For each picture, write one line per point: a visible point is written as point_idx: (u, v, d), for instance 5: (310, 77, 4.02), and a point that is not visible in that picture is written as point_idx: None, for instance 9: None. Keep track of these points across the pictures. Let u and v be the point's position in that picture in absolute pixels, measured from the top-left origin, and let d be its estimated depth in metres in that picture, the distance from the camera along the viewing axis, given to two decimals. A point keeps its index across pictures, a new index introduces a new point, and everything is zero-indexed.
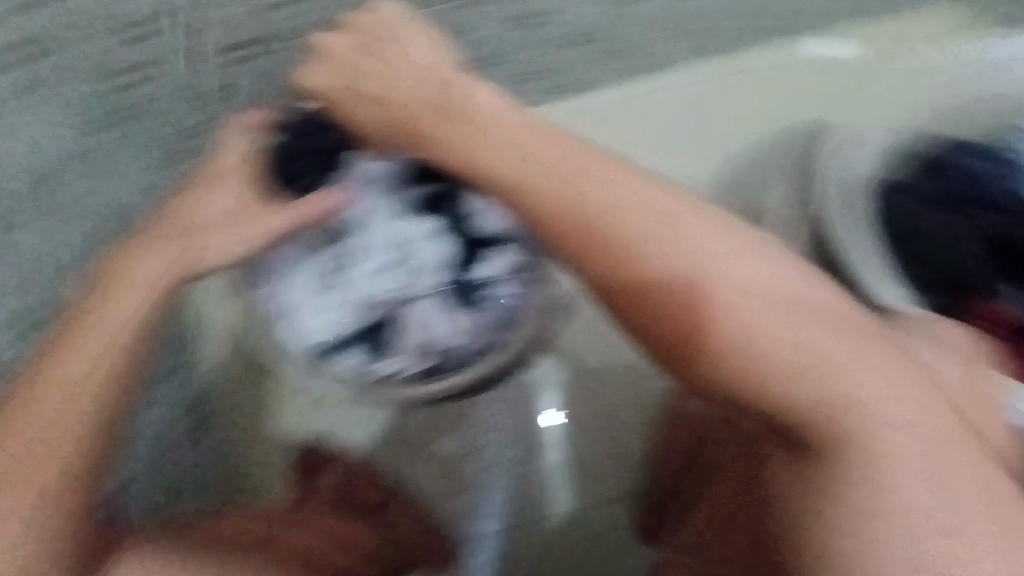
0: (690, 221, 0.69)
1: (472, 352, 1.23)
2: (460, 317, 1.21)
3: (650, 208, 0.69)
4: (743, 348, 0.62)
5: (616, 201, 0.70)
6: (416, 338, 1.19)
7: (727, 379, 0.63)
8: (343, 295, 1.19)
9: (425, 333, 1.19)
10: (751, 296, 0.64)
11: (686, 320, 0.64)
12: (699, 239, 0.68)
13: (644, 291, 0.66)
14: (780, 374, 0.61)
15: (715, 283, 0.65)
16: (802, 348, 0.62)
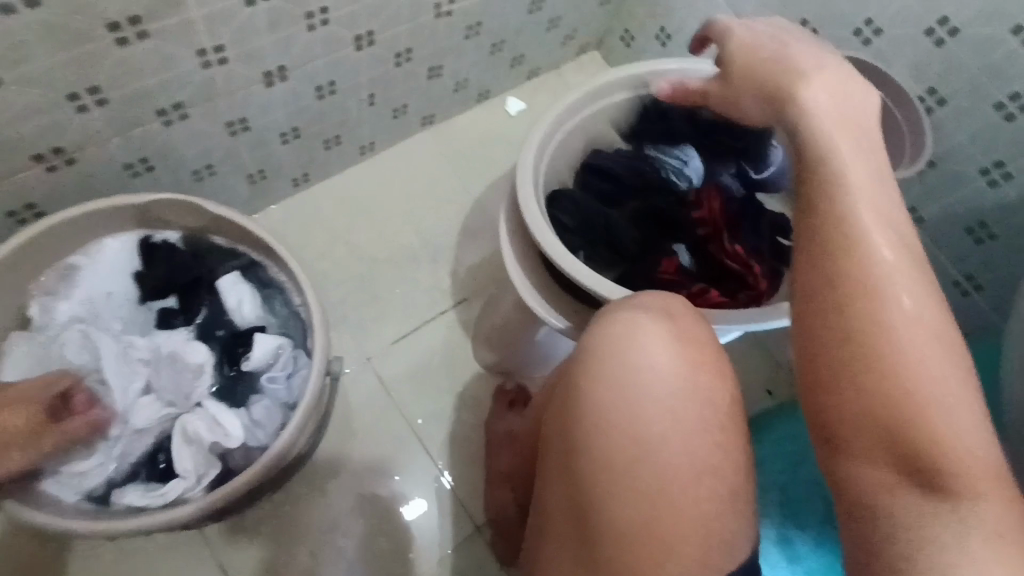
0: (886, 240, 0.65)
1: (268, 439, 1.16)
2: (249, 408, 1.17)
3: (875, 206, 0.67)
4: (899, 399, 0.60)
5: (856, 227, 0.66)
6: (201, 443, 1.13)
7: (911, 422, 0.59)
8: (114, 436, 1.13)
9: (205, 437, 1.12)
10: (925, 318, 0.62)
11: (880, 376, 0.61)
12: (917, 299, 0.63)
13: (861, 345, 0.62)
14: (896, 425, 0.60)
15: (897, 317, 0.62)
16: (936, 378, 0.60)
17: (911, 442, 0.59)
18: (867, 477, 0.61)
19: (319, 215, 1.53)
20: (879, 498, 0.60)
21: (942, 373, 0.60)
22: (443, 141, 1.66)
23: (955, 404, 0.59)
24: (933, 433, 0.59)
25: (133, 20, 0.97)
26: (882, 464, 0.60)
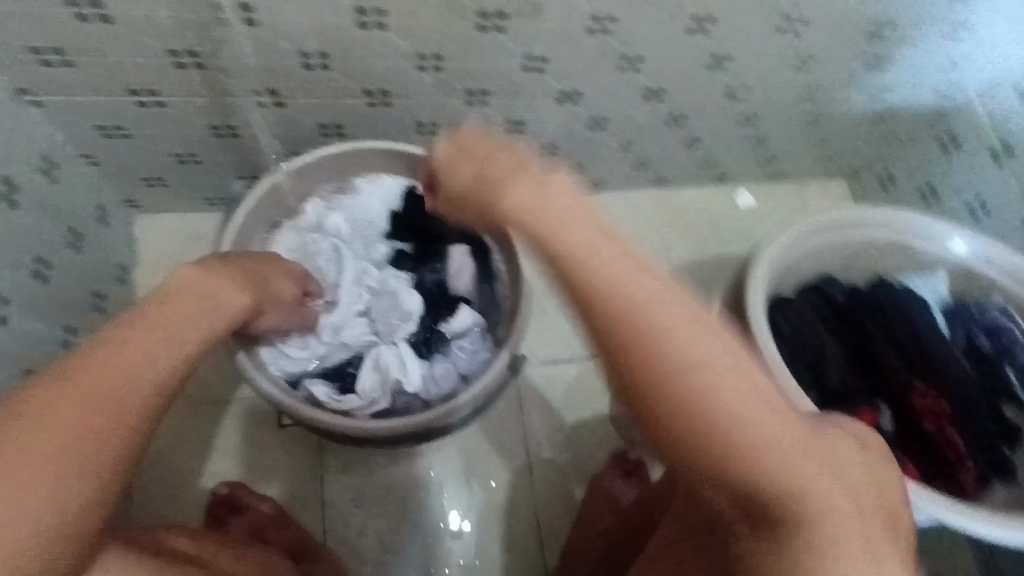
0: (619, 267, 0.44)
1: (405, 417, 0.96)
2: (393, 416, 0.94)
3: (622, 258, 0.44)
4: (687, 400, 0.43)
5: (607, 245, 0.45)
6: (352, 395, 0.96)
7: (703, 424, 0.43)
8: None
9: None
10: (719, 357, 0.44)
11: (654, 392, 0.43)
12: (673, 310, 0.43)
13: (618, 350, 0.44)
14: (693, 407, 0.43)
15: (685, 330, 0.43)
16: (734, 399, 0.43)
17: (728, 442, 0.43)
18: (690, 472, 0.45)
19: None
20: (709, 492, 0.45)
21: (713, 362, 0.43)
22: (793, 202, 1.29)
23: (773, 416, 0.44)
24: (735, 431, 0.43)
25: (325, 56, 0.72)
26: (686, 455, 0.44)
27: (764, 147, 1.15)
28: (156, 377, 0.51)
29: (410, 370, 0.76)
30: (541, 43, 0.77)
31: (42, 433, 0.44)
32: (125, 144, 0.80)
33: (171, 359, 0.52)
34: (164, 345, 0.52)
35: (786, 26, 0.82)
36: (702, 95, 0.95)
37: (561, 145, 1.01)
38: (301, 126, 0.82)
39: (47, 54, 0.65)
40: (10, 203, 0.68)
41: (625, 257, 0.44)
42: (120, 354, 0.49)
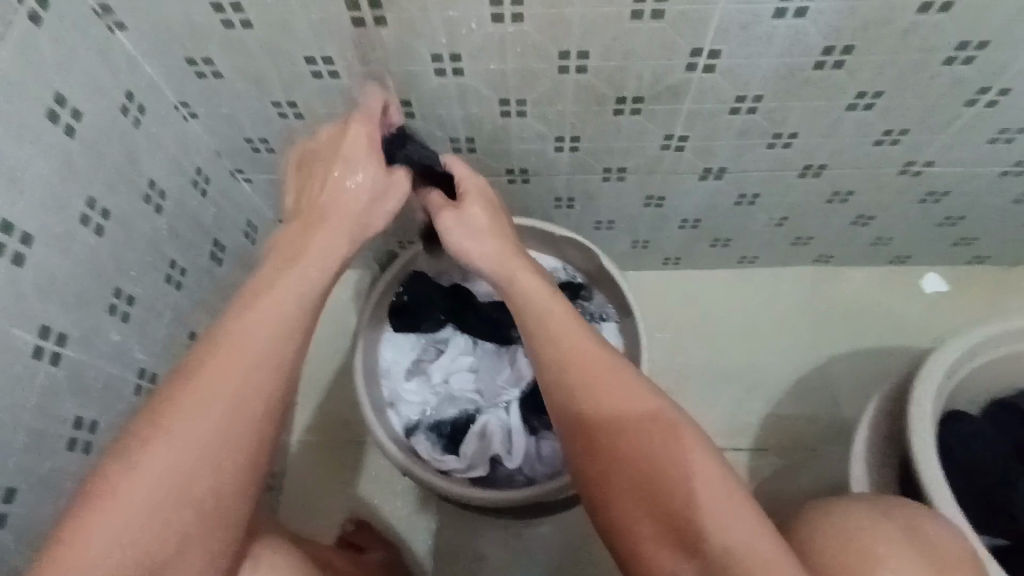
0: (618, 381, 0.53)
1: (536, 474, 0.73)
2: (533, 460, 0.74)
3: (619, 377, 0.53)
4: (651, 494, 0.48)
5: (597, 354, 0.55)
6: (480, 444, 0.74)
7: (668, 518, 0.47)
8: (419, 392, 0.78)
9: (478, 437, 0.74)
10: (683, 465, 0.48)
11: (619, 486, 0.50)
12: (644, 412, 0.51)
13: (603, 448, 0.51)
14: (662, 502, 0.48)
15: (660, 432, 0.50)
16: (701, 490, 0.47)
17: (697, 535, 0.46)
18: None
19: (707, 298, 1.13)
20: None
21: (681, 457, 0.49)
22: (995, 291, 1.09)
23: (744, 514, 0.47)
24: (716, 519, 0.46)
25: (471, 139, 0.78)
26: (658, 545, 0.47)
27: (956, 227, 0.99)
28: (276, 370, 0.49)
29: (514, 447, 0.74)
30: (681, 123, 0.76)
31: (185, 431, 0.46)
32: None
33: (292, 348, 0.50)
34: (291, 334, 0.50)
35: (980, 97, 0.71)
36: (873, 170, 0.85)
37: (703, 218, 0.98)
38: None
39: (256, 143, 0.79)
40: (216, 261, 0.82)
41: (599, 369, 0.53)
42: (240, 344, 0.48)
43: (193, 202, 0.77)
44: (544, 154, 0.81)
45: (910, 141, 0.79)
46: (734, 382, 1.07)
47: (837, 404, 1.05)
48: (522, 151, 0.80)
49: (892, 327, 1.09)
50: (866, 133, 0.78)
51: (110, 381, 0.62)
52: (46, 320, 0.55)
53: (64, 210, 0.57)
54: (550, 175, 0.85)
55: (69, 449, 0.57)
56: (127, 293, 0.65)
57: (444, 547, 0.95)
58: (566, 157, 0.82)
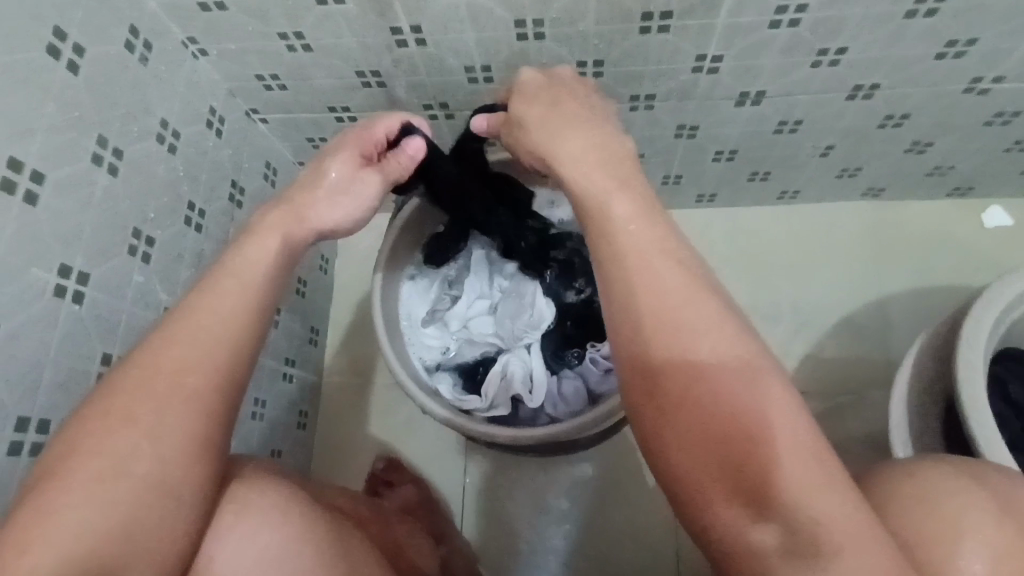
0: (690, 308, 0.43)
1: (562, 415, 0.71)
2: (558, 396, 0.72)
3: (696, 303, 0.43)
4: (722, 441, 0.39)
5: (672, 273, 0.44)
6: (503, 384, 0.73)
7: (741, 468, 0.38)
8: (440, 335, 0.77)
9: (498, 377, 0.73)
10: (764, 410, 0.39)
11: (680, 430, 0.40)
12: (726, 348, 0.41)
13: (670, 382, 0.41)
14: (738, 455, 0.38)
15: (739, 370, 0.41)
16: (782, 441, 0.38)
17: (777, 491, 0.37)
18: (732, 538, 0.38)
19: (744, 237, 1.07)
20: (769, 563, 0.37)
21: (762, 399, 0.40)
22: None
23: (834, 476, 0.38)
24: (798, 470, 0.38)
25: (490, 68, 0.73)
26: (722, 496, 0.38)
27: None
28: (220, 326, 0.49)
29: (535, 386, 0.72)
30: (717, 41, 0.69)
31: (129, 403, 0.45)
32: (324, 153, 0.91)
33: (234, 303, 0.50)
34: (211, 326, 0.49)
35: None
36: (932, 89, 0.77)
37: (740, 148, 0.91)
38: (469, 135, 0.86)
39: (268, 79, 0.76)
40: (236, 203, 0.81)
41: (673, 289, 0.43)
42: (188, 339, 0.48)
43: (209, 143, 0.75)
44: None
45: (980, 51, 0.71)
46: (772, 323, 1.03)
47: (881, 345, 0.99)
48: None
49: (946, 264, 1.02)
50: (927, 42, 0.69)
51: (136, 322, 0.63)
52: (65, 262, 0.55)
53: (74, 151, 0.56)
54: None
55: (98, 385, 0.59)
56: (147, 235, 0.65)
57: (472, 484, 0.97)
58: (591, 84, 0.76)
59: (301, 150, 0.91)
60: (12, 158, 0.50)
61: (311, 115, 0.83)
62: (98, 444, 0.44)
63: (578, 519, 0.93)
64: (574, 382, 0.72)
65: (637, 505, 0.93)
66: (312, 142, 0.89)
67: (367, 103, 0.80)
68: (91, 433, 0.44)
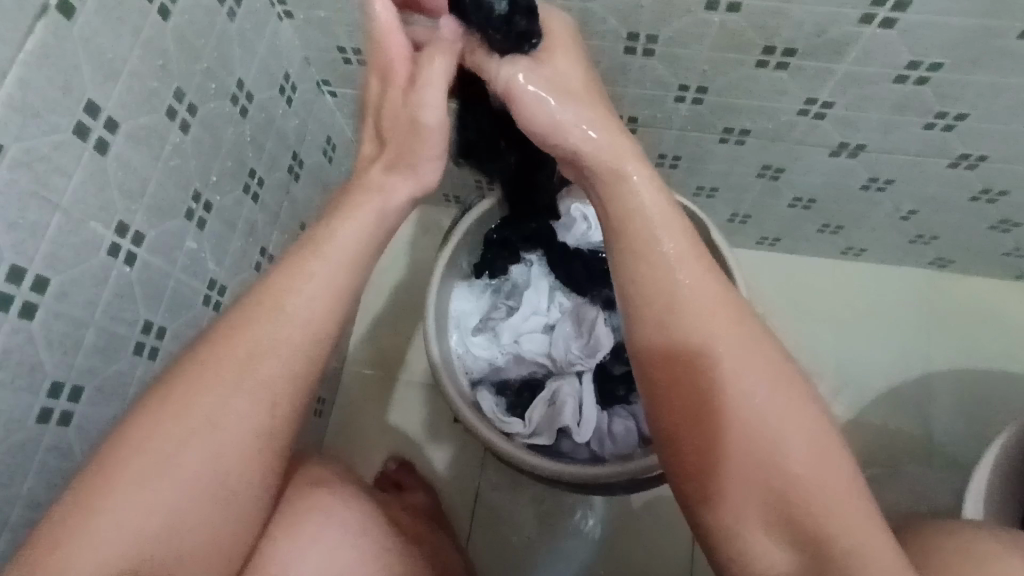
0: (740, 352, 0.44)
1: (606, 453, 0.68)
2: (607, 432, 0.69)
3: (742, 342, 0.44)
4: (767, 484, 0.41)
5: (707, 287, 0.46)
6: (551, 409, 0.69)
7: (777, 501, 0.41)
8: (490, 348, 0.73)
9: (546, 401, 0.69)
10: (803, 441, 0.41)
11: (725, 470, 0.42)
12: (761, 375, 0.43)
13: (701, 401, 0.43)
14: (760, 470, 0.41)
15: (774, 398, 0.42)
16: (830, 489, 0.40)
17: (816, 530, 0.40)
18: (758, 565, 0.41)
19: (799, 287, 1.03)
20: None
21: (795, 430, 0.42)
22: None
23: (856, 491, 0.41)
24: (841, 515, 0.40)
25: None
26: (761, 531, 0.41)
27: None
28: (305, 325, 0.46)
29: (584, 420, 0.68)
30: (831, 87, 0.65)
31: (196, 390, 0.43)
32: None
33: (313, 292, 0.47)
34: (278, 316, 0.46)
35: None
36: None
37: (819, 198, 0.87)
38: None
39: (348, 53, 0.72)
40: (293, 176, 0.77)
41: (711, 298, 0.45)
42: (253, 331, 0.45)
43: (278, 112, 0.71)
44: (660, 104, 0.72)
45: None
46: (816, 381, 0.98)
47: (927, 421, 0.95)
48: (637, 97, 0.71)
49: (1007, 346, 0.98)
50: None
51: (180, 288, 0.59)
52: (123, 220, 0.51)
53: (151, 101, 0.52)
54: (663, 128, 0.76)
55: (133, 353, 0.55)
56: (206, 199, 0.61)
57: (484, 501, 0.92)
58: (686, 109, 0.72)
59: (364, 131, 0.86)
60: (88, 101, 0.46)
61: None
62: (158, 431, 0.43)
63: (589, 553, 0.89)
64: (626, 421, 0.69)
65: (653, 547, 0.89)
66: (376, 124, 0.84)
67: None
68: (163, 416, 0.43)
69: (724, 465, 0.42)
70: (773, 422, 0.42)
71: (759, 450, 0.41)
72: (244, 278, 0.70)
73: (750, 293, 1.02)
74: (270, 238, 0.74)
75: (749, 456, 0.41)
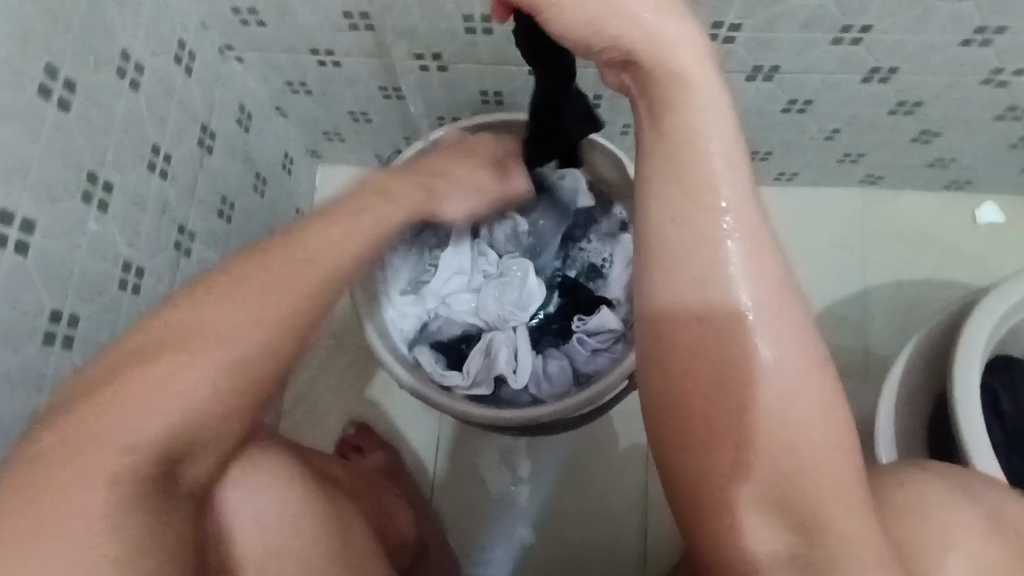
0: (774, 334, 0.37)
1: (543, 396, 0.69)
2: (544, 378, 0.70)
3: (779, 323, 0.37)
4: (772, 471, 0.37)
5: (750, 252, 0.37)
6: (487, 361, 0.70)
7: (777, 493, 0.37)
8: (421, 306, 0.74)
9: (480, 354, 0.70)
10: (821, 433, 0.37)
11: (731, 462, 0.37)
12: (782, 358, 0.37)
13: (723, 385, 0.37)
14: (771, 462, 0.37)
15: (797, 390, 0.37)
16: (830, 479, 0.38)
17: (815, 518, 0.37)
18: (748, 549, 0.39)
19: None
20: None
21: (815, 423, 0.37)
22: None
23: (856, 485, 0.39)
24: (839, 509, 0.38)
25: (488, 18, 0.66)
26: (756, 516, 0.38)
27: None
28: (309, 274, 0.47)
29: (519, 366, 0.69)
30: (735, 8, 0.65)
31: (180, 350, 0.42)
32: (303, 101, 0.84)
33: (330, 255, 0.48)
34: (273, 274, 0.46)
35: None
36: (949, 78, 0.74)
37: (746, 125, 0.87)
38: (463, 92, 0.79)
39: (244, 14, 0.69)
40: (206, 149, 0.75)
41: (758, 269, 0.37)
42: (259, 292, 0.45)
43: (177, 81, 0.68)
44: None
45: (1005, 42, 0.68)
46: None
47: (864, 334, 0.99)
48: None
49: (937, 259, 1.01)
50: (958, 25, 0.66)
51: (89, 274, 0.58)
52: (7, 206, 0.49)
53: (17, 80, 0.49)
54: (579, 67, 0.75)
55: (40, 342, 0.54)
56: (104, 179, 0.59)
57: (445, 454, 0.94)
58: None
59: (279, 95, 0.84)
60: None
61: (289, 58, 0.76)
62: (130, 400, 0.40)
63: (550, 493, 0.92)
64: (561, 366, 0.70)
65: (610, 480, 0.92)
66: (291, 87, 0.82)
67: (351, 49, 0.73)
68: (121, 393, 0.40)
69: (737, 455, 0.37)
70: (804, 417, 0.37)
71: (774, 440, 0.37)
72: (161, 258, 0.68)
73: None
74: (189, 215, 0.72)
75: (761, 449, 0.37)
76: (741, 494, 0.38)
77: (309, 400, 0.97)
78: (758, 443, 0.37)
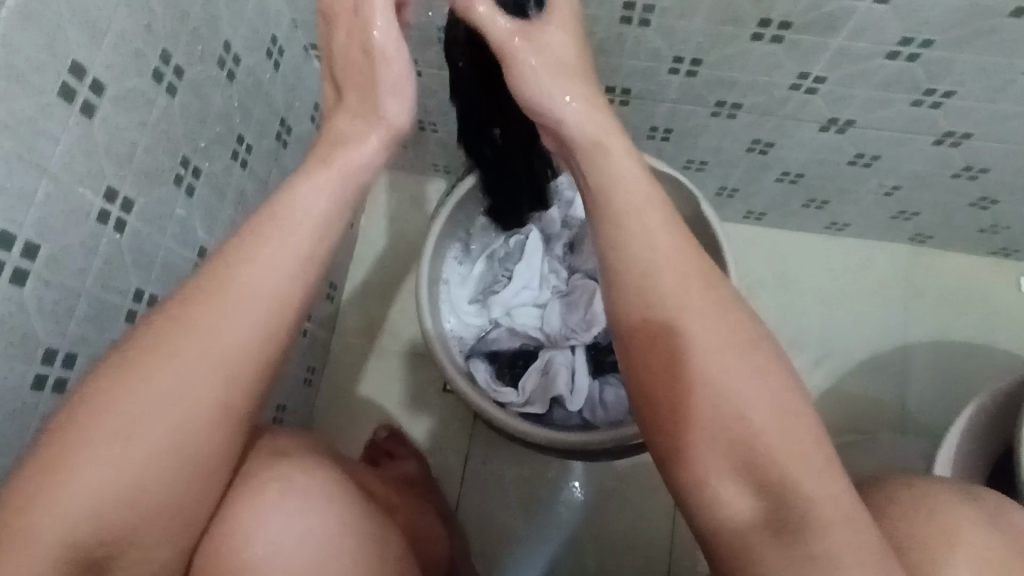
0: (722, 339, 0.45)
1: (596, 421, 0.70)
2: (598, 403, 0.70)
3: (708, 306, 0.46)
4: (729, 442, 0.43)
5: (688, 266, 0.47)
6: (546, 380, 0.70)
7: (748, 473, 0.42)
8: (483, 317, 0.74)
9: (539, 372, 0.71)
10: (770, 410, 0.43)
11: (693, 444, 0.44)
12: (730, 354, 0.44)
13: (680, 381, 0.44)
14: (734, 440, 0.43)
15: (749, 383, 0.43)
16: (789, 453, 0.42)
17: (779, 479, 0.41)
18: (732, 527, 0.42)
19: (784, 258, 1.05)
20: (756, 547, 0.41)
21: (766, 404, 0.43)
22: None
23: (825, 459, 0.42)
24: (809, 481, 0.41)
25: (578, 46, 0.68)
26: (728, 482, 0.42)
27: None
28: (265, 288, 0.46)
29: (576, 388, 0.70)
30: (824, 61, 0.66)
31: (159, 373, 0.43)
32: None
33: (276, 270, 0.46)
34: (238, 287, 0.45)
35: None
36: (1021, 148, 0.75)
37: (807, 174, 0.88)
38: None
39: None
40: (282, 143, 0.76)
41: (703, 287, 0.47)
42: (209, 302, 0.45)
43: (266, 76, 0.69)
44: (654, 75, 0.71)
45: None
46: (798, 351, 1.01)
47: (901, 389, 0.99)
48: (630, 69, 0.70)
49: (979, 320, 1.01)
50: None
51: (170, 257, 0.59)
52: (111, 186, 0.50)
53: (136, 64, 0.50)
54: (656, 101, 0.76)
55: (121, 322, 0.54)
56: (194, 166, 0.60)
57: (473, 467, 0.94)
58: (678, 82, 0.72)
59: None
60: (74, 63, 0.45)
61: None
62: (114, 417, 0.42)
63: (575, 517, 0.92)
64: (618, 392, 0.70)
65: (638, 509, 0.92)
66: None
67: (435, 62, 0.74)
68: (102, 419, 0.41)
69: (698, 438, 0.43)
70: (756, 399, 0.43)
71: (727, 420, 0.43)
72: None
73: (738, 265, 1.04)
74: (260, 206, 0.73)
75: (721, 430, 0.43)
76: (711, 472, 0.43)
77: (344, 399, 0.97)
78: (713, 423, 0.43)
